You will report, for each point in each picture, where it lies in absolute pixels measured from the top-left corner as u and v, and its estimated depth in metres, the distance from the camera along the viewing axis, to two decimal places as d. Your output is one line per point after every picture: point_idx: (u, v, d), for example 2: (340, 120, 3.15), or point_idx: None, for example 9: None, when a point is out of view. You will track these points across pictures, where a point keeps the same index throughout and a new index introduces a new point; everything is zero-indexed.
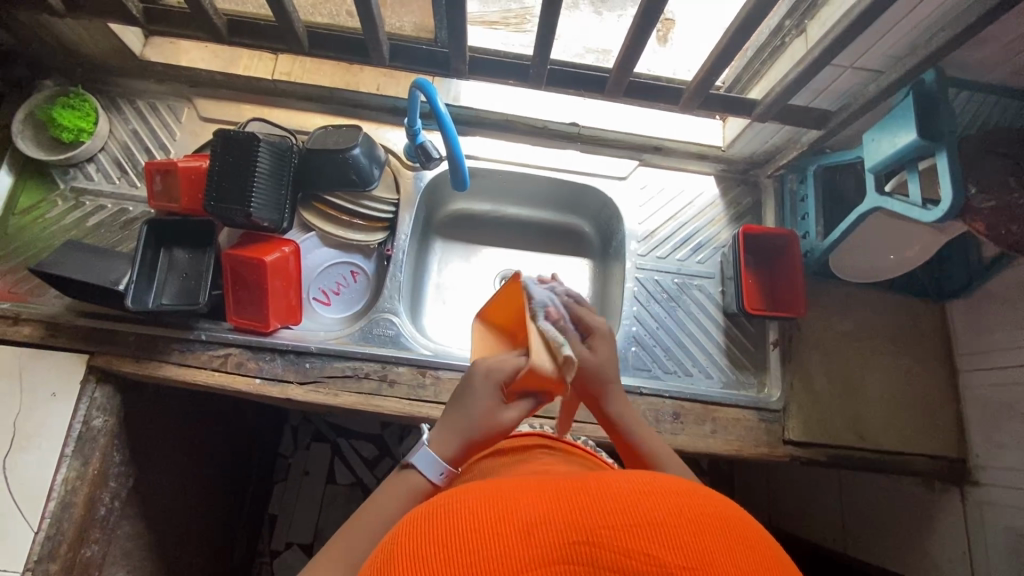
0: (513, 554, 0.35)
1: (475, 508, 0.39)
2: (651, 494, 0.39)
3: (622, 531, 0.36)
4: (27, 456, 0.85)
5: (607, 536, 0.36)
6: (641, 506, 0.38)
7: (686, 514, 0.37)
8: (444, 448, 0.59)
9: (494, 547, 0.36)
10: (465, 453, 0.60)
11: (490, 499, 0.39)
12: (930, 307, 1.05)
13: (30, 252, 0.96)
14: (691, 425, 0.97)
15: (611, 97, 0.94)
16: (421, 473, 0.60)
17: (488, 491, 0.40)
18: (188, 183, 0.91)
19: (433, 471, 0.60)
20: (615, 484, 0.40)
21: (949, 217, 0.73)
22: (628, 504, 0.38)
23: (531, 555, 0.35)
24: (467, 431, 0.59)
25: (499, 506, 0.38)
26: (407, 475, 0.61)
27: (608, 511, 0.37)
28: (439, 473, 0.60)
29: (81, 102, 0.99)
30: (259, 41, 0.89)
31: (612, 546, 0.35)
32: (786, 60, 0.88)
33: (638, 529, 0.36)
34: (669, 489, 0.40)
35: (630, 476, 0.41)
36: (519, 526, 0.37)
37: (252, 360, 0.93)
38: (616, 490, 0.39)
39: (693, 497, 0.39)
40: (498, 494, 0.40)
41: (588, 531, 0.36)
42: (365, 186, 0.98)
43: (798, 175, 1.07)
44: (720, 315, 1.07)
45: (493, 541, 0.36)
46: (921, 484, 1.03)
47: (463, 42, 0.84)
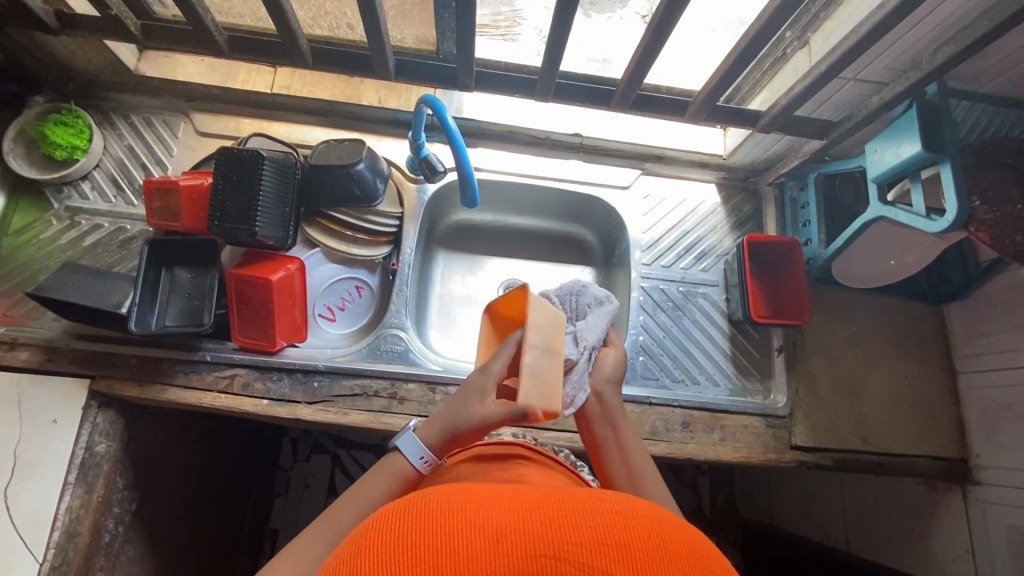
0: (474, 561, 0.32)
1: (444, 511, 0.36)
2: (623, 515, 0.37)
3: (591, 549, 0.34)
4: (27, 486, 0.83)
5: (575, 553, 0.33)
6: (612, 527, 0.36)
7: (657, 541, 0.35)
8: (429, 434, 0.63)
9: (458, 552, 0.33)
10: (446, 442, 0.63)
11: (459, 502, 0.37)
12: (929, 309, 1.08)
13: (25, 274, 0.94)
14: (700, 434, 0.97)
15: (617, 109, 0.94)
16: (405, 457, 0.63)
17: (458, 494, 0.38)
18: (190, 202, 0.89)
19: (417, 456, 0.64)
20: (588, 502, 0.38)
21: (953, 227, 0.74)
22: (602, 524, 0.36)
23: (495, 563, 0.32)
24: (451, 418, 0.63)
25: (468, 509, 0.36)
26: (394, 459, 0.64)
27: (581, 527, 0.35)
28: (420, 455, 0.63)
29: (74, 118, 0.97)
30: (261, 56, 0.88)
31: (577, 562, 0.33)
32: (789, 72, 0.88)
33: (607, 549, 0.34)
34: (644, 513, 0.38)
35: (605, 496, 0.39)
36: (486, 533, 0.34)
37: (258, 381, 0.91)
38: (589, 508, 0.37)
39: (665, 524, 0.37)
40: (469, 499, 0.37)
41: (557, 545, 0.33)
42: (369, 202, 0.97)
43: (798, 182, 1.08)
44: (725, 323, 1.08)
45: (458, 547, 0.33)
46: (923, 484, 1.05)
47: (471, 56, 0.83)
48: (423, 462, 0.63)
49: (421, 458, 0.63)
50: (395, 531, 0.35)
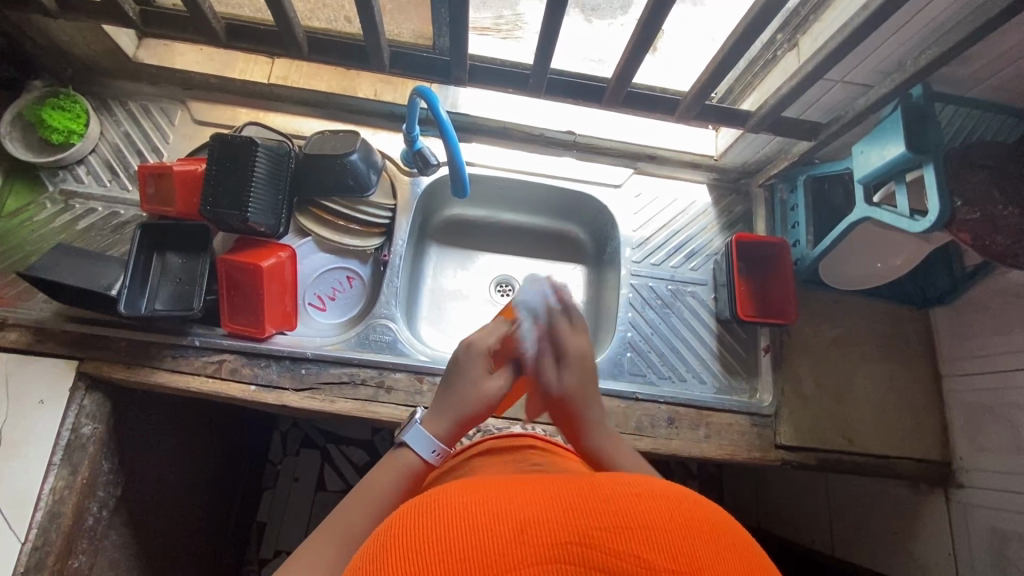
0: (501, 551, 0.33)
1: (466, 505, 0.37)
2: (643, 497, 0.37)
3: (614, 532, 0.34)
4: (12, 465, 0.83)
5: (599, 538, 0.34)
6: (633, 509, 0.36)
7: (678, 519, 0.35)
8: (438, 422, 0.62)
9: (487, 544, 0.34)
10: (454, 426, 0.62)
11: (483, 494, 0.38)
12: (915, 313, 1.08)
13: (17, 256, 0.94)
14: (685, 431, 0.98)
15: (608, 107, 0.95)
16: (416, 452, 0.61)
17: (478, 489, 0.39)
18: (183, 187, 0.90)
19: (428, 450, 0.62)
20: (608, 488, 0.38)
21: (936, 227, 0.75)
22: (622, 506, 0.36)
23: (522, 554, 0.33)
24: (459, 403, 0.63)
25: (490, 503, 0.37)
26: (404, 457, 0.62)
27: (601, 511, 0.36)
28: (431, 446, 0.61)
29: (71, 103, 0.97)
30: (257, 45, 0.89)
31: (600, 547, 0.33)
32: (778, 74, 0.90)
33: (629, 532, 0.34)
34: (663, 492, 0.38)
35: (626, 480, 0.40)
36: (512, 523, 0.35)
37: (246, 366, 0.92)
38: (608, 493, 0.37)
39: (686, 503, 0.37)
40: (489, 493, 0.38)
41: (581, 532, 0.34)
42: (362, 192, 0.98)
43: (788, 184, 1.09)
44: (713, 322, 1.08)
45: (485, 539, 0.34)
46: (907, 487, 1.05)
47: (464, 50, 0.84)
48: (436, 455, 0.62)
49: (431, 450, 0.62)
50: (421, 526, 0.36)
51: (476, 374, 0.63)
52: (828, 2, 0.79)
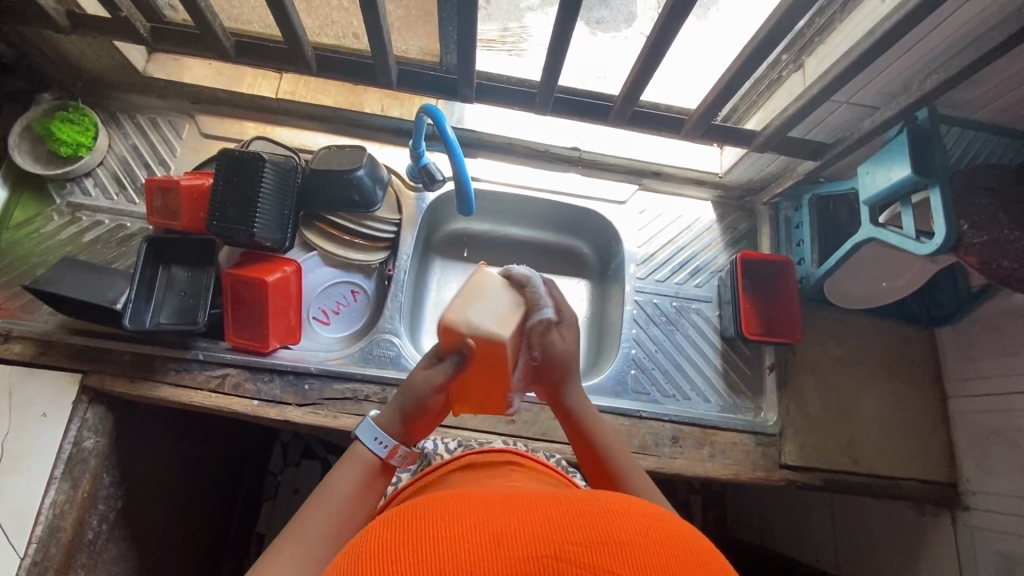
0: (477, 565, 0.33)
1: (442, 519, 0.37)
2: (619, 514, 0.37)
3: (590, 547, 0.34)
4: (13, 479, 0.83)
5: (574, 552, 0.34)
6: (609, 525, 0.36)
7: (654, 536, 0.36)
8: (387, 420, 0.65)
9: (460, 557, 0.33)
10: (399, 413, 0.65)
11: (458, 510, 0.37)
12: (920, 333, 1.08)
13: (23, 268, 0.95)
14: (690, 450, 0.97)
15: (614, 125, 0.95)
16: (365, 443, 0.63)
17: (455, 504, 0.39)
18: (190, 201, 0.90)
19: (374, 440, 0.64)
20: (584, 503, 0.38)
21: (942, 249, 0.75)
22: (599, 522, 0.36)
23: (495, 565, 0.33)
24: (407, 405, 0.65)
25: (466, 517, 0.37)
26: (356, 451, 0.64)
27: (577, 526, 0.36)
28: (379, 440, 0.63)
29: (80, 116, 0.98)
30: (266, 62, 0.90)
31: (576, 561, 0.33)
32: (784, 94, 0.90)
33: (605, 547, 0.34)
34: (639, 511, 0.38)
35: (601, 497, 0.40)
36: (486, 537, 0.34)
37: (250, 381, 0.92)
38: (585, 508, 0.38)
39: (661, 522, 0.38)
40: (465, 507, 0.38)
41: (556, 546, 0.34)
42: (369, 207, 0.99)
43: (792, 203, 1.09)
44: (717, 339, 1.08)
45: (459, 551, 0.34)
46: (912, 508, 1.04)
47: (472, 68, 0.85)
48: (387, 450, 0.63)
49: (377, 442, 0.63)
50: (396, 539, 0.36)
51: (432, 381, 0.63)
52: (834, 25, 0.79)
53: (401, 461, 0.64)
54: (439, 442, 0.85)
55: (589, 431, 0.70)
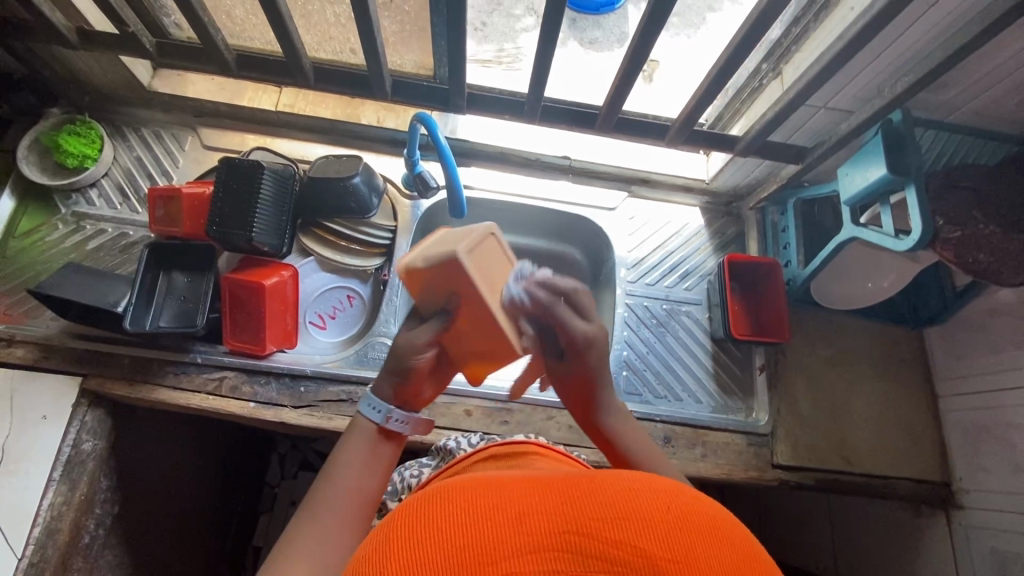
0: (502, 541, 0.34)
1: (465, 495, 0.38)
2: (641, 489, 0.38)
3: (611, 523, 0.35)
4: (11, 481, 0.84)
5: (596, 527, 0.34)
6: (630, 501, 0.36)
7: (675, 511, 0.36)
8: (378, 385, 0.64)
9: (483, 532, 0.35)
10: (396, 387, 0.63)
11: (481, 486, 0.38)
12: (909, 333, 1.09)
13: (27, 275, 0.97)
14: (682, 449, 0.98)
15: (601, 132, 0.98)
16: (365, 414, 0.63)
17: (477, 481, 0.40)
18: (191, 208, 0.93)
19: (372, 409, 0.63)
20: (604, 480, 0.39)
21: (920, 246, 0.77)
22: (619, 498, 0.37)
23: (518, 541, 0.34)
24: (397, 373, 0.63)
25: (490, 492, 0.38)
26: (357, 423, 0.64)
27: (599, 502, 0.36)
28: (374, 407, 0.63)
29: (87, 129, 1.02)
30: (266, 75, 0.94)
31: (599, 537, 0.34)
32: (764, 100, 0.94)
33: (627, 522, 0.35)
34: (660, 485, 0.39)
35: (621, 472, 0.40)
36: (509, 513, 0.35)
37: (246, 384, 0.93)
38: (605, 486, 0.38)
39: (681, 496, 0.38)
40: (489, 484, 0.39)
41: (579, 522, 0.35)
42: (364, 214, 1.02)
43: (778, 207, 1.11)
44: (708, 341, 1.10)
45: (484, 527, 0.35)
46: (907, 509, 1.04)
47: (463, 79, 0.88)
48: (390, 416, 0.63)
49: (375, 410, 0.63)
50: (421, 515, 0.37)
51: (416, 342, 0.60)
52: (809, 33, 0.83)
53: (400, 426, 0.63)
54: (462, 439, 0.89)
55: (605, 412, 0.69)
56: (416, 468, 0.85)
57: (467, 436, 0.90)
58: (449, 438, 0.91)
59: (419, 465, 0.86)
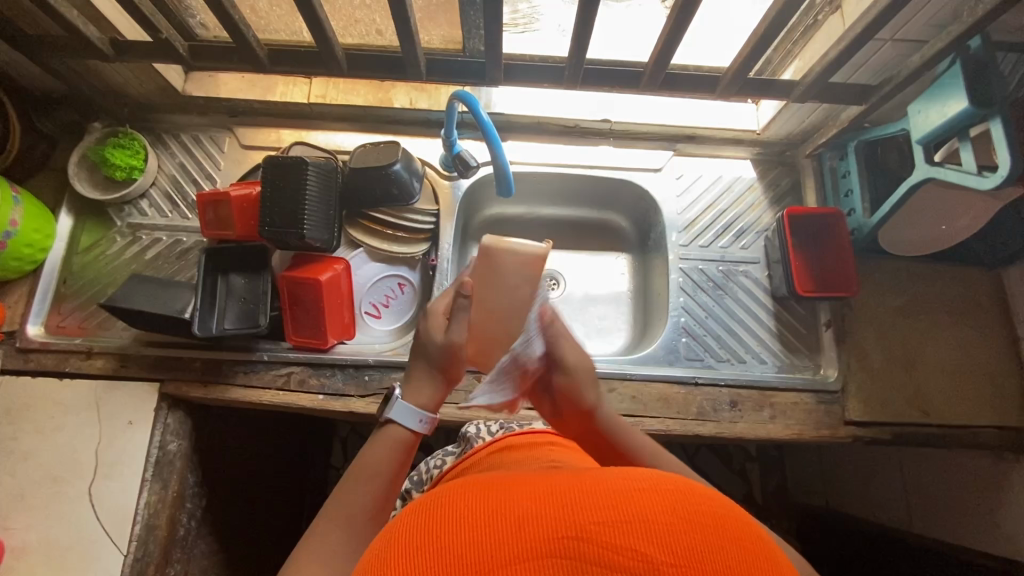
0: (502, 547, 0.35)
1: (471, 502, 0.40)
2: (643, 492, 0.38)
3: (610, 526, 0.35)
4: (110, 483, 0.89)
5: (597, 532, 0.35)
6: (632, 504, 0.37)
7: (678, 513, 0.36)
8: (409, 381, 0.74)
9: (485, 540, 0.36)
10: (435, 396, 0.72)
11: (487, 496, 0.40)
12: (984, 275, 1.03)
13: (95, 289, 1.01)
14: (749, 413, 0.96)
15: (647, 91, 0.93)
16: (403, 424, 0.69)
17: (484, 490, 0.41)
18: (241, 211, 0.94)
19: (414, 420, 0.70)
20: (609, 483, 0.40)
21: (1007, 182, 0.72)
22: (621, 501, 0.37)
23: (521, 548, 0.35)
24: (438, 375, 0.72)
25: (494, 502, 0.39)
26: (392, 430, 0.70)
27: (598, 506, 0.37)
28: (419, 419, 0.70)
29: (130, 140, 1.03)
30: (297, 66, 0.91)
31: (598, 541, 0.35)
32: (822, 39, 0.87)
33: (629, 525, 0.35)
34: (665, 486, 0.39)
35: (627, 476, 0.41)
36: (510, 520, 0.37)
37: (313, 377, 0.95)
38: (608, 488, 0.39)
39: (688, 497, 0.38)
40: (494, 493, 0.40)
41: (578, 527, 0.36)
42: (407, 200, 1.01)
43: (837, 152, 1.05)
44: (769, 300, 1.06)
45: (485, 535, 0.36)
46: (989, 456, 1.01)
47: (498, 49, 0.84)
48: (418, 422, 0.70)
49: (417, 420, 0.70)
50: (429, 525, 0.39)
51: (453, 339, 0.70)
52: None
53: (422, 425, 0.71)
54: (482, 425, 0.92)
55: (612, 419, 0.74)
56: (439, 459, 0.94)
57: (488, 422, 0.93)
58: (474, 423, 0.94)
59: (443, 454, 0.95)
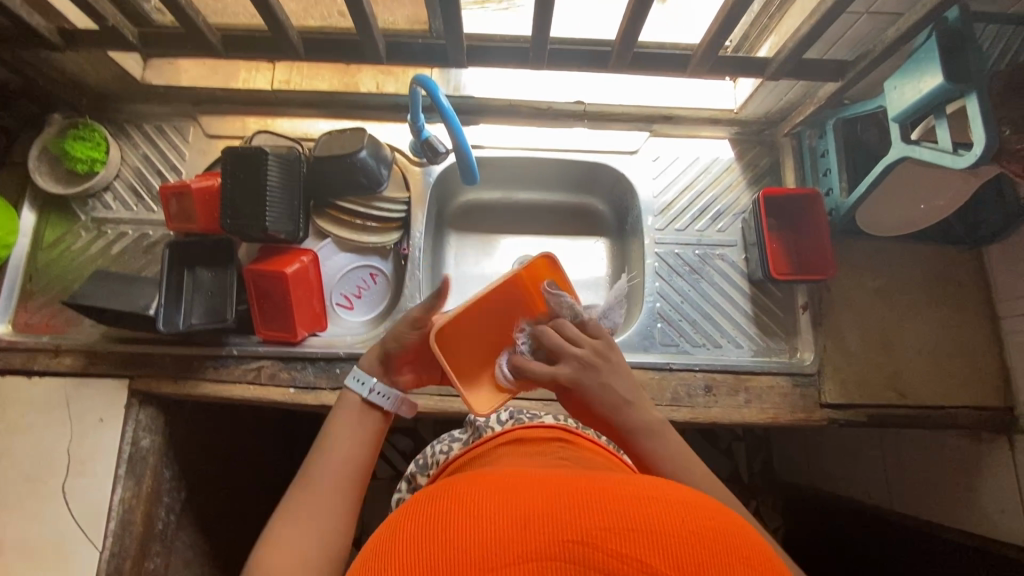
0: (505, 548, 0.34)
1: (477, 499, 0.39)
2: (651, 501, 0.37)
3: (616, 533, 0.34)
4: (83, 481, 0.89)
5: (603, 539, 0.34)
6: (640, 512, 0.36)
7: (687, 526, 0.36)
8: (367, 363, 0.74)
9: (489, 537, 0.35)
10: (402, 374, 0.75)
11: (493, 494, 0.39)
12: (965, 254, 1.02)
13: (61, 285, 1.00)
14: (724, 398, 0.96)
15: (617, 71, 0.90)
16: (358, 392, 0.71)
17: (490, 488, 0.40)
18: (203, 202, 0.92)
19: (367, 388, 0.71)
20: (618, 489, 0.39)
21: (982, 161, 0.69)
22: (628, 508, 0.36)
23: (524, 549, 0.34)
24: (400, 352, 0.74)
25: (499, 500, 0.38)
26: (345, 397, 0.72)
27: (607, 512, 0.36)
28: (371, 387, 0.71)
29: (89, 132, 1.01)
30: (254, 52, 0.88)
31: (605, 547, 0.34)
32: (797, 12, 0.84)
33: (636, 534, 0.34)
34: (676, 497, 0.38)
35: (636, 484, 0.40)
36: (515, 520, 0.36)
37: (284, 370, 0.94)
38: (617, 495, 0.38)
39: (697, 510, 0.37)
40: (499, 491, 0.39)
41: (584, 531, 0.35)
42: (375, 188, 0.98)
43: (816, 130, 1.02)
44: (746, 284, 1.04)
45: (490, 533, 0.36)
46: (967, 436, 1.01)
47: (459, 30, 0.80)
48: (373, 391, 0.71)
49: (369, 388, 0.71)
50: (433, 522, 0.38)
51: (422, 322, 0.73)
52: None
53: (382, 399, 0.71)
54: (490, 413, 0.90)
55: (637, 440, 0.64)
56: (445, 442, 0.91)
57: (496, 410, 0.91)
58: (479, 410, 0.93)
59: (449, 439, 0.91)
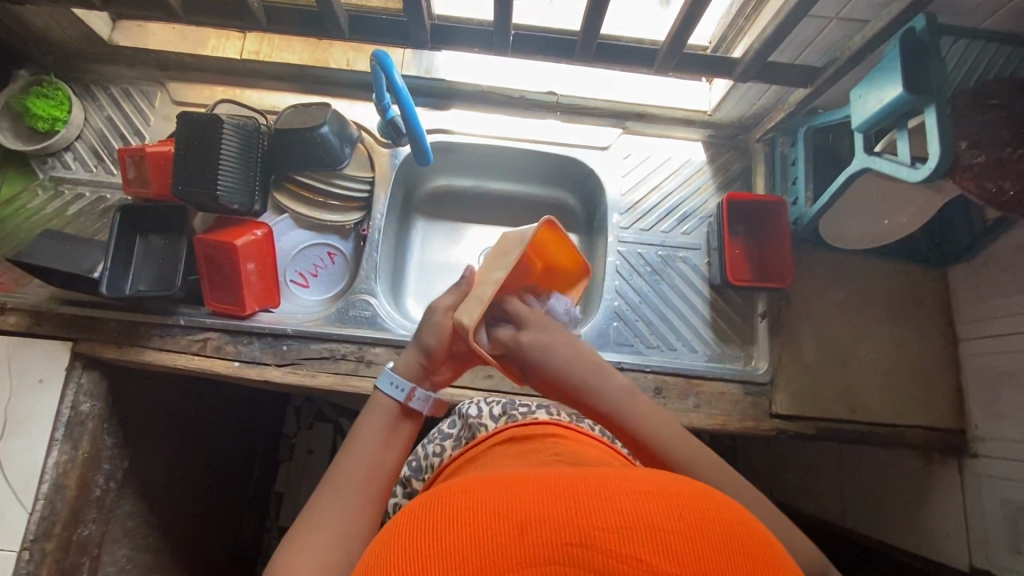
0: (498, 554, 0.30)
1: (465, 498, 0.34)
2: (661, 495, 0.33)
3: (623, 533, 0.30)
4: (18, 440, 0.88)
5: (610, 541, 0.30)
6: (647, 509, 0.32)
7: (702, 524, 0.31)
8: (406, 367, 0.65)
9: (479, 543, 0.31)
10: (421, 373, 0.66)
11: (484, 491, 0.35)
12: (931, 272, 1.00)
13: (12, 242, 0.98)
14: (673, 400, 0.95)
15: (582, 62, 0.88)
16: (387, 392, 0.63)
17: (480, 485, 0.36)
18: (156, 167, 0.91)
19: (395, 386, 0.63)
20: (621, 482, 0.34)
21: (936, 175, 0.68)
22: (633, 503, 0.32)
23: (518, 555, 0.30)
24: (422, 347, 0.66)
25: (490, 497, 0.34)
26: (378, 400, 0.63)
27: (610, 509, 0.32)
28: (396, 385, 0.63)
29: (54, 90, 0.99)
30: (215, 18, 0.86)
31: (613, 552, 0.30)
32: (768, 14, 0.82)
33: (644, 534, 0.30)
34: (686, 490, 0.34)
35: (643, 475, 0.36)
36: (510, 521, 0.32)
37: (230, 344, 0.93)
38: (621, 488, 0.34)
39: (711, 505, 0.33)
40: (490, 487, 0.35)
41: (585, 532, 0.30)
42: (334, 165, 0.97)
43: (788, 137, 1.01)
44: (706, 288, 1.03)
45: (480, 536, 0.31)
46: (919, 456, 0.99)
47: (421, 8, 0.79)
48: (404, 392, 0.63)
49: (395, 386, 0.63)
50: (417, 526, 0.34)
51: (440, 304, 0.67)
52: None
53: (421, 404, 0.63)
54: (480, 406, 0.86)
55: (594, 402, 0.56)
56: (437, 442, 0.86)
57: (487, 403, 0.87)
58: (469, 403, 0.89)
59: (440, 437, 0.86)
